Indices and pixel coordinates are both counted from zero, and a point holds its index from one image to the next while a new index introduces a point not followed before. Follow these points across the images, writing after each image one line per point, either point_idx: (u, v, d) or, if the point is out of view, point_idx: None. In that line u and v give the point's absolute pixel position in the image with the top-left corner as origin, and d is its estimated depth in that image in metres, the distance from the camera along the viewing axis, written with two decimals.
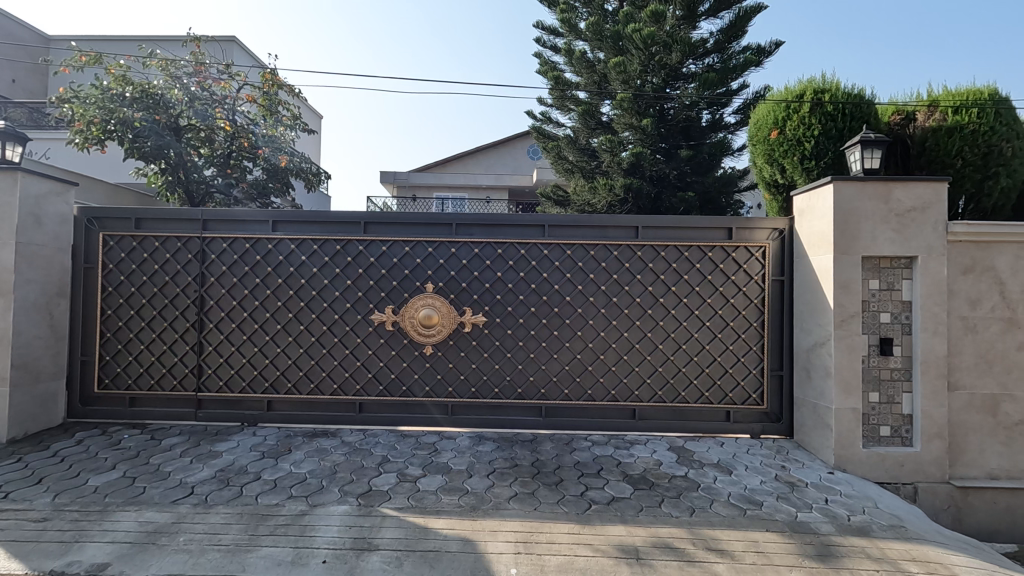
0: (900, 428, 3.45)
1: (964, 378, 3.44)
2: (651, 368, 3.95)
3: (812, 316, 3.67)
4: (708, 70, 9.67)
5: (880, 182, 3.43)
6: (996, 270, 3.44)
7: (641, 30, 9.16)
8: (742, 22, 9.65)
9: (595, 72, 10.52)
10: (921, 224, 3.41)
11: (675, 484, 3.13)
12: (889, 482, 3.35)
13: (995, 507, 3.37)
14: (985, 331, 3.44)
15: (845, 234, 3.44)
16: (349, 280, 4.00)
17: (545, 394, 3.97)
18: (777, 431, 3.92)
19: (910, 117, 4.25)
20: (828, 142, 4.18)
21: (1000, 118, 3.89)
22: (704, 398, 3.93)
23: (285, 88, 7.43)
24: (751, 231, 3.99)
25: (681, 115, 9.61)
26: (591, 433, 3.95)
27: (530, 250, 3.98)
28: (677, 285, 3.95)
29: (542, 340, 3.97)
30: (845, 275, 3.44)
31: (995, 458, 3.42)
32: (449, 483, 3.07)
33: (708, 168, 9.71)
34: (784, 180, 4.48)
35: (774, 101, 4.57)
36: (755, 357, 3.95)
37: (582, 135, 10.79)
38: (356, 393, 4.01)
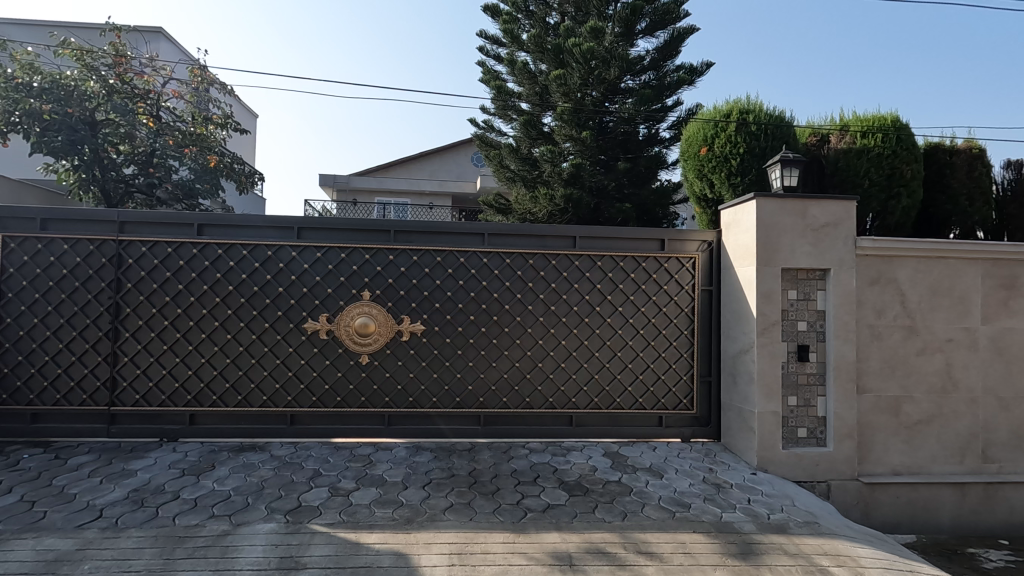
0: (816, 430, 3.68)
1: (872, 382, 3.72)
2: (588, 375, 4.03)
3: (738, 324, 3.86)
4: (645, 86, 10.02)
5: (797, 199, 3.68)
6: (899, 282, 3.75)
7: (581, 45, 9.45)
8: (676, 42, 10.14)
9: (536, 83, 10.68)
10: (833, 239, 3.67)
11: (609, 489, 3.20)
12: (806, 480, 3.57)
13: (898, 501, 3.66)
14: (889, 338, 3.73)
15: (767, 247, 3.64)
16: (280, 287, 3.85)
17: (484, 402, 3.96)
18: (705, 434, 4.09)
19: (824, 138, 4.59)
20: (753, 160, 4.44)
21: (902, 142, 4.24)
22: (638, 404, 4.05)
23: (216, 86, 7.13)
24: (682, 242, 4.16)
25: (620, 129, 9.91)
26: (529, 440, 3.98)
27: (470, 258, 3.98)
28: (613, 293, 4.06)
29: (481, 348, 3.97)
30: (767, 286, 3.64)
31: (899, 455, 3.72)
32: (383, 496, 3.01)
33: (645, 180, 10.18)
34: (713, 195, 4.67)
35: (704, 120, 4.80)
36: (686, 364, 4.12)
37: (524, 145, 10.93)
38: (287, 404, 3.85)
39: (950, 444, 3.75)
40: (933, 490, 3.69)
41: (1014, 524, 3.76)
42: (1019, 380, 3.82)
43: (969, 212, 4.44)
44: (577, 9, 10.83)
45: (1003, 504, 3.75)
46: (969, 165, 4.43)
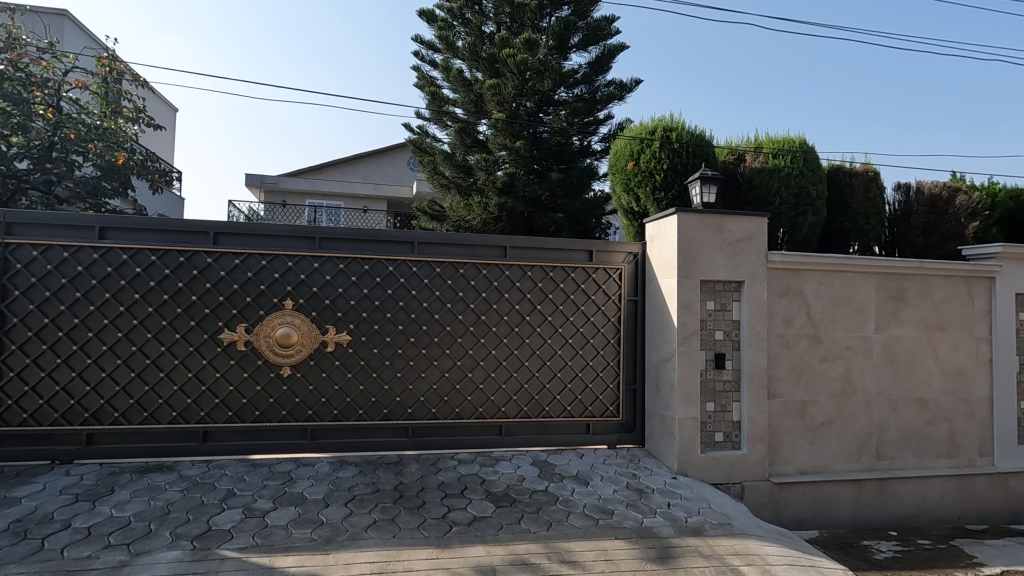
0: (731, 434, 3.87)
1: (781, 387, 3.96)
2: (518, 385, 4.05)
3: (661, 333, 4.01)
4: (578, 99, 10.27)
5: (714, 215, 3.88)
6: (804, 293, 4.03)
7: (515, 56, 9.60)
8: (608, 58, 10.43)
9: (471, 91, 10.75)
10: (747, 253, 3.90)
11: (535, 498, 3.22)
12: (722, 482, 3.76)
13: (804, 498, 3.92)
14: (796, 346, 4.00)
15: (687, 259, 3.81)
16: (193, 295, 3.62)
17: (412, 414, 3.89)
18: (630, 440, 4.22)
19: (741, 157, 4.84)
20: (675, 176, 4.65)
21: (808, 164, 4.58)
22: (566, 412, 4.11)
23: (129, 77, 6.63)
24: (609, 253, 4.28)
25: (554, 139, 10.09)
26: (458, 451, 3.95)
27: (399, 267, 3.91)
28: (542, 303, 4.11)
29: (410, 358, 3.90)
30: (687, 297, 3.80)
31: (804, 456, 3.98)
32: (302, 515, 2.88)
33: (578, 191, 10.27)
34: (639, 209, 4.84)
35: (631, 136, 4.97)
36: (612, 372, 4.23)
37: (459, 151, 10.91)
38: (200, 420, 3.62)
39: (849, 444, 4.06)
40: (834, 488, 3.98)
41: (904, 516, 4.12)
42: (906, 384, 4.19)
43: (866, 230, 4.86)
44: (512, 20, 10.96)
45: (893, 498, 4.10)
46: (866, 186, 4.84)
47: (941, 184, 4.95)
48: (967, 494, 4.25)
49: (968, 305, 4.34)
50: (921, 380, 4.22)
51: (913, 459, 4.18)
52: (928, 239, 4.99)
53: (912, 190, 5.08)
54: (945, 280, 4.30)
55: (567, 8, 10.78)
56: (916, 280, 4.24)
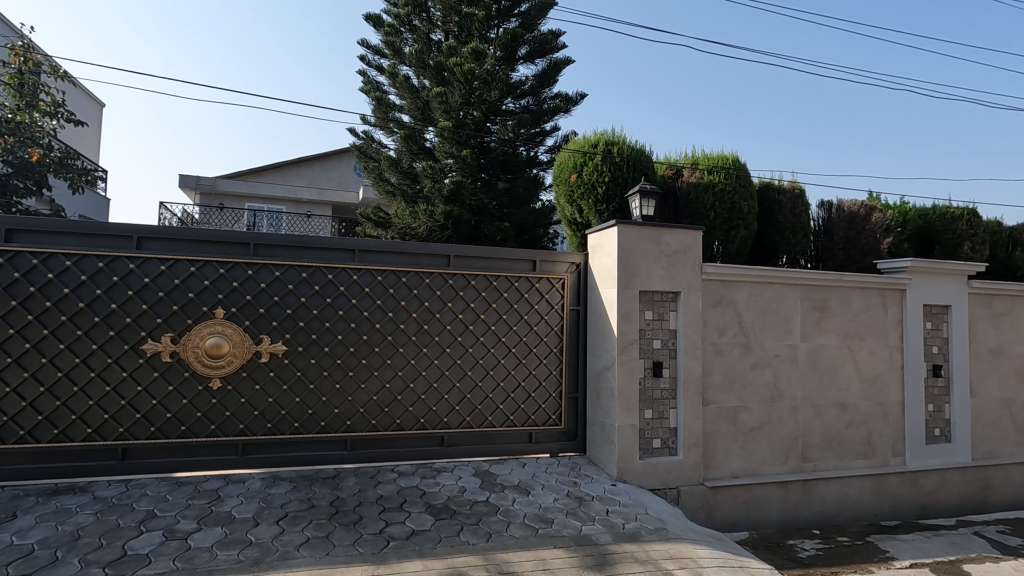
0: (668, 440, 3.99)
1: (715, 394, 4.12)
2: (460, 395, 4.02)
3: (601, 342, 4.09)
4: (524, 110, 10.42)
5: (653, 227, 4.01)
6: (736, 304, 4.22)
7: (462, 65, 9.68)
8: (554, 71, 10.61)
9: (418, 98, 10.72)
10: (683, 265, 4.05)
11: (476, 510, 3.20)
12: (659, 487, 3.86)
13: (735, 500, 4.08)
14: (729, 354, 4.17)
15: (627, 270, 3.91)
16: (113, 303, 3.40)
17: (351, 426, 3.79)
18: (572, 448, 4.27)
19: (679, 172, 5.01)
20: (616, 189, 4.77)
21: (740, 181, 4.81)
22: (509, 421, 4.12)
23: (46, 69, 6.19)
24: (552, 263, 4.33)
25: (500, 149, 10.20)
26: (398, 463, 3.87)
27: (339, 275, 3.81)
28: (486, 312, 4.11)
29: (350, 369, 3.80)
30: (626, 307, 3.90)
31: (736, 460, 4.14)
32: (228, 536, 2.74)
33: (524, 201, 10.37)
34: (582, 220, 4.93)
35: (574, 148, 5.06)
36: (555, 381, 4.27)
37: (404, 158, 10.83)
38: (118, 437, 3.39)
39: (777, 447, 4.27)
40: (763, 490, 4.17)
41: (826, 515, 4.36)
42: (828, 389, 4.45)
43: (793, 244, 5.15)
44: (460, 29, 11.01)
45: (817, 498, 4.33)
46: (793, 203, 5.13)
47: (859, 202, 5.33)
48: (882, 492, 4.55)
49: (882, 315, 4.67)
50: (841, 385, 4.49)
51: (834, 460, 4.44)
52: (847, 253, 5.34)
53: (833, 208, 5.43)
54: (862, 292, 4.61)
55: (515, 20, 10.99)
56: (837, 291, 4.52)
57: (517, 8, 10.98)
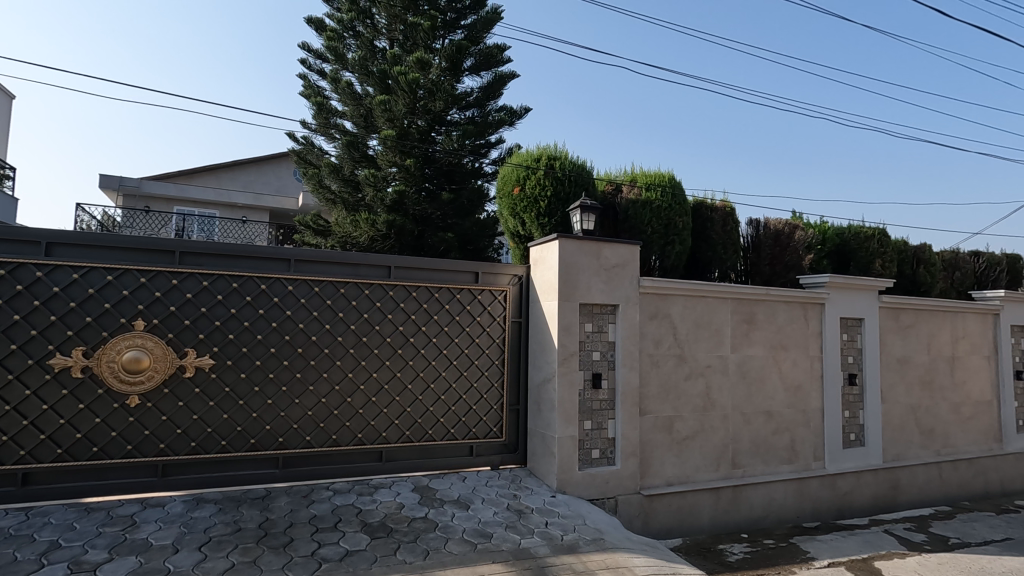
0: (606, 450, 4.06)
1: (651, 404, 4.24)
2: (400, 409, 3.94)
3: (543, 354, 4.13)
4: (469, 121, 10.50)
5: (593, 241, 4.10)
6: (672, 316, 4.37)
7: (406, 74, 9.68)
8: (498, 84, 10.73)
9: (361, 105, 10.64)
10: (621, 278, 4.16)
11: (414, 527, 3.13)
12: (597, 498, 3.93)
13: (670, 507, 4.21)
14: (665, 365, 4.31)
15: (568, 283, 3.97)
16: (16, 314, 3.12)
17: (284, 442, 3.63)
18: (512, 460, 4.27)
19: (619, 188, 5.15)
20: (558, 203, 4.85)
21: (675, 199, 5.01)
22: (449, 435, 4.07)
23: None
24: (494, 275, 4.35)
25: (446, 159, 10.20)
26: (333, 480, 3.74)
27: (273, 285, 3.67)
28: (427, 324, 4.06)
29: (283, 383, 3.65)
30: (567, 319, 3.95)
31: (671, 468, 4.28)
32: (144, 565, 2.55)
33: (469, 212, 10.39)
34: (524, 232, 4.98)
35: (517, 162, 5.10)
36: (496, 393, 4.27)
37: (346, 165, 10.68)
38: (19, 460, 3.11)
39: (709, 455, 4.43)
40: (695, 497, 4.32)
41: (754, 518, 4.56)
42: (756, 398, 4.68)
43: (724, 258, 5.41)
44: (406, 38, 10.96)
45: (746, 502, 4.53)
46: (724, 220, 5.39)
47: (783, 221, 5.68)
48: (805, 495, 4.81)
49: (804, 327, 4.96)
50: (767, 394, 4.73)
51: (762, 466, 4.66)
52: (773, 269, 5.67)
53: (761, 226, 5.74)
54: (786, 305, 4.89)
55: (460, 31, 11.11)
56: (764, 304, 4.78)
57: (463, 21, 11.10)
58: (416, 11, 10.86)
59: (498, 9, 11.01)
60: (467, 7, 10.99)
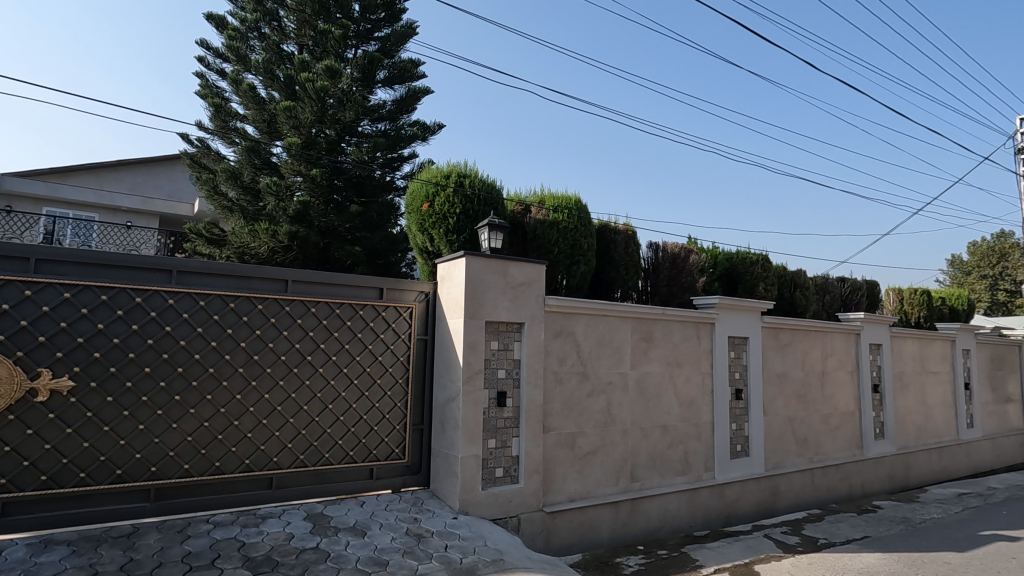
0: (510, 469, 4.06)
1: (554, 421, 4.30)
2: (294, 431, 3.71)
3: (447, 373, 4.07)
4: (381, 134, 10.35)
5: (501, 260, 4.13)
6: (575, 334, 4.49)
7: (315, 82, 9.48)
8: (412, 99, 10.65)
9: (264, 110, 10.28)
10: (527, 297, 4.22)
11: (302, 559, 2.93)
12: (500, 517, 3.91)
13: (571, 523, 4.28)
14: (568, 383, 4.40)
15: (474, 301, 3.96)
16: None
17: (157, 472, 3.28)
18: (415, 482, 4.16)
19: (528, 208, 5.24)
20: (467, 221, 4.85)
21: (581, 221, 5.18)
22: (348, 458, 3.89)
23: None
24: (400, 292, 4.25)
25: (355, 170, 10.03)
26: (215, 511, 3.43)
27: (150, 298, 3.34)
28: (326, 342, 3.87)
29: (159, 407, 3.31)
30: (472, 337, 3.93)
31: (573, 484, 4.36)
32: None
33: (379, 226, 10.30)
34: (433, 249, 4.93)
35: (427, 178, 5.05)
36: (399, 413, 4.14)
37: (246, 171, 10.23)
38: None
39: (609, 470, 4.57)
40: (596, 511, 4.42)
41: (650, 530, 4.74)
42: (653, 412, 4.90)
43: (626, 278, 5.66)
44: (316, 45, 10.69)
45: (643, 514, 4.71)
46: (626, 243, 5.64)
47: (679, 245, 6.06)
48: (696, 504, 5.08)
49: (696, 344, 5.28)
50: (663, 409, 4.97)
51: (658, 478, 4.87)
52: (671, 290, 6.01)
53: (659, 249, 6.08)
54: (681, 325, 5.18)
55: (374, 43, 11.01)
56: (661, 323, 5.04)
57: (378, 33, 11.02)
58: (327, 18, 10.60)
59: (414, 24, 10.99)
60: (382, 19, 10.90)
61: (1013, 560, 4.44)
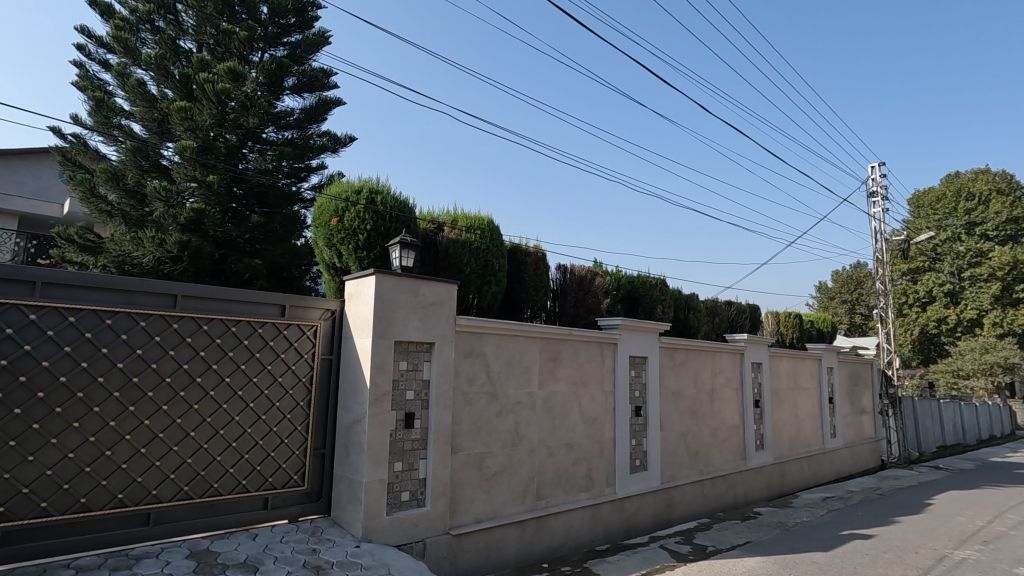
0: (417, 492, 3.98)
1: (463, 442, 4.29)
2: (178, 461, 3.39)
3: (353, 394, 3.94)
4: (288, 142, 9.94)
5: (412, 279, 4.09)
6: (485, 354, 4.52)
7: (214, 83, 8.96)
8: (322, 109, 10.35)
9: (155, 109, 9.65)
10: (438, 316, 4.20)
11: None
12: (405, 542, 3.81)
13: (478, 544, 4.26)
14: (477, 403, 4.41)
15: (383, 320, 3.88)
16: None
17: (5, 513, 2.86)
18: (314, 510, 3.95)
19: (441, 227, 5.23)
20: (377, 237, 4.75)
21: (493, 241, 5.26)
22: (240, 487, 3.62)
23: None
24: (304, 309, 4.06)
25: (257, 179, 9.55)
26: (78, 554, 3.04)
27: (7, 313, 2.93)
28: (220, 362, 3.60)
29: (12, 437, 2.89)
30: (380, 357, 3.84)
31: (481, 504, 4.35)
32: None
33: (281, 238, 9.82)
34: (341, 265, 4.77)
35: (336, 192, 4.88)
36: (299, 437, 3.93)
37: (130, 173, 9.51)
38: None
39: (516, 489, 4.61)
40: (502, 531, 4.44)
41: (554, 546, 4.83)
42: (559, 430, 5.03)
43: (536, 299, 5.81)
44: (217, 44, 10.10)
45: (548, 531, 4.80)
46: (536, 264, 5.80)
47: (586, 268, 6.33)
48: (598, 519, 5.26)
49: (600, 364, 5.51)
50: (569, 426, 5.12)
51: (563, 495, 4.99)
52: (578, 310, 6.24)
53: (567, 270, 6.31)
54: (586, 345, 5.39)
55: (282, 48, 10.59)
56: (568, 343, 5.21)
57: (287, 38, 10.62)
58: (231, 18, 10.09)
59: (326, 33, 10.71)
60: (293, 24, 10.51)
61: (867, 556, 5.02)
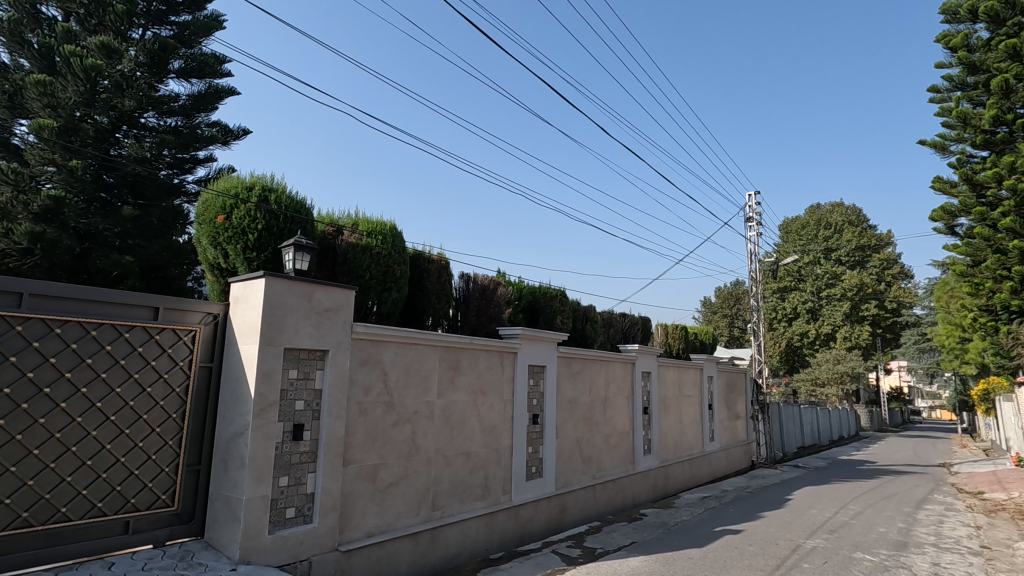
0: (303, 508, 3.78)
1: (356, 454, 4.13)
2: (17, 483, 2.95)
3: (235, 405, 3.67)
4: (171, 130, 9.22)
5: (305, 283, 3.90)
6: (382, 363, 4.41)
7: (82, 58, 8.07)
8: (212, 97, 9.62)
9: (6, 80, 8.56)
10: (332, 323, 4.04)
11: None
12: (287, 562, 3.60)
13: (367, 559, 4.11)
14: (372, 413, 4.28)
15: (271, 326, 3.65)
16: None
17: None
18: (185, 532, 3.62)
19: (340, 230, 5.05)
20: (269, 238, 4.48)
21: (395, 247, 5.16)
22: (95, 510, 3.22)
23: None
24: (180, 312, 3.73)
25: (130, 167, 8.64)
26: None
27: None
28: (75, 370, 3.19)
29: None
30: (267, 365, 3.61)
31: (373, 518, 4.21)
32: None
33: (159, 234, 8.87)
34: (226, 265, 4.44)
35: (223, 187, 4.53)
36: (170, 453, 3.59)
37: None
38: None
39: (411, 501, 4.52)
40: (394, 544, 4.33)
41: (448, 557, 4.78)
42: (457, 440, 5.01)
43: (437, 307, 5.78)
44: (87, 15, 9.13)
45: (442, 542, 4.75)
46: (438, 272, 5.76)
47: (488, 277, 6.39)
48: (492, 527, 5.29)
49: (500, 372, 5.58)
50: (466, 435, 5.11)
51: (458, 504, 4.96)
52: (479, 319, 6.28)
53: (470, 279, 6.32)
54: (486, 354, 5.44)
55: (168, 28, 9.82)
56: (468, 352, 5.22)
57: (174, 17, 9.85)
58: None
59: (220, 17, 10.03)
60: (181, 3, 9.79)
61: (735, 550, 5.49)
